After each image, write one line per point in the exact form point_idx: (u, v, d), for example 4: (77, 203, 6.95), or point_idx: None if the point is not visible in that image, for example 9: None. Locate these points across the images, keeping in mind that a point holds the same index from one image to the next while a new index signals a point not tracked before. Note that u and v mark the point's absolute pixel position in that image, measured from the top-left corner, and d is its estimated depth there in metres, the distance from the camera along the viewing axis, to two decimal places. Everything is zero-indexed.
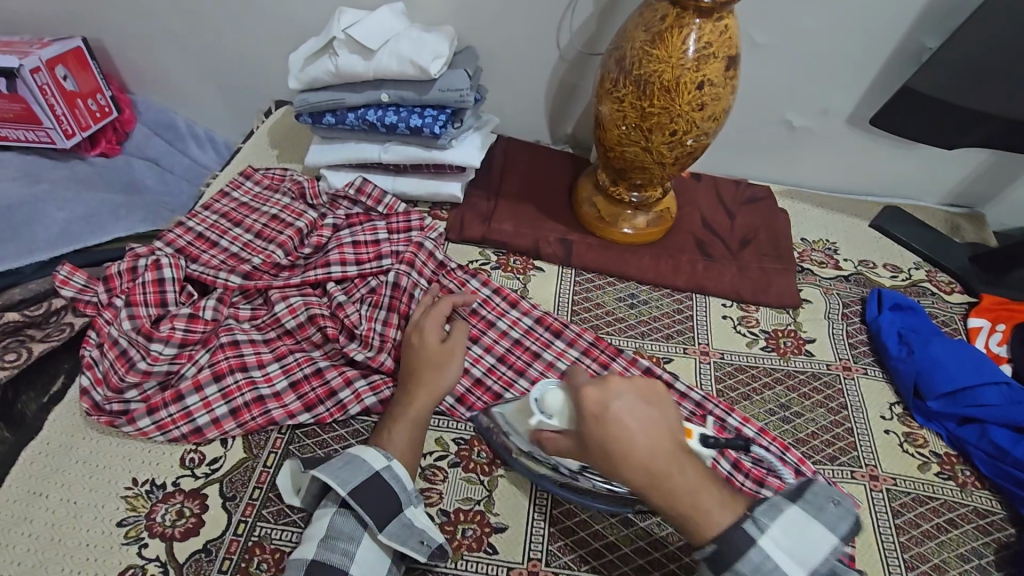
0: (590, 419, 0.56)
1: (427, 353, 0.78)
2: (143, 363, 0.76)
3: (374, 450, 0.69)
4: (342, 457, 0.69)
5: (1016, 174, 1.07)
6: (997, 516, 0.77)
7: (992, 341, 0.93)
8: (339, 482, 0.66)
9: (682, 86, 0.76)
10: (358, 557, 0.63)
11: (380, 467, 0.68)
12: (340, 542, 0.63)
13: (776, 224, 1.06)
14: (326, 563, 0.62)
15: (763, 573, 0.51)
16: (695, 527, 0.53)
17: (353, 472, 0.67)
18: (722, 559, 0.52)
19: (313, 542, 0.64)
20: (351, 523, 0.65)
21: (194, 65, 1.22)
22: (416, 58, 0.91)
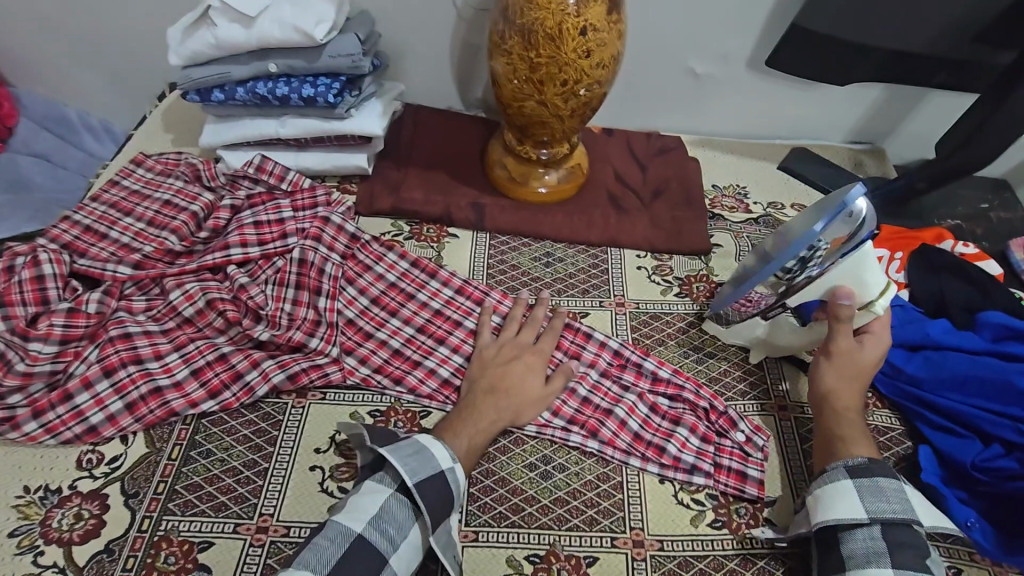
0: (873, 347, 0.74)
1: (529, 389, 0.77)
2: (22, 365, 0.72)
3: (447, 449, 0.65)
4: (411, 441, 0.65)
5: (909, 107, 1.11)
6: (896, 432, 0.81)
7: (891, 268, 0.96)
8: (408, 471, 0.62)
9: (566, 33, 0.75)
10: (402, 549, 0.60)
11: (446, 467, 0.64)
12: (389, 527, 0.60)
13: (689, 172, 1.07)
14: (369, 544, 0.58)
15: (896, 494, 0.64)
16: (858, 446, 0.69)
17: (422, 463, 0.63)
18: (866, 468, 0.65)
19: (363, 514, 0.60)
20: (406, 511, 0.62)
21: (73, 50, 1.13)
22: (299, 24, 0.86)
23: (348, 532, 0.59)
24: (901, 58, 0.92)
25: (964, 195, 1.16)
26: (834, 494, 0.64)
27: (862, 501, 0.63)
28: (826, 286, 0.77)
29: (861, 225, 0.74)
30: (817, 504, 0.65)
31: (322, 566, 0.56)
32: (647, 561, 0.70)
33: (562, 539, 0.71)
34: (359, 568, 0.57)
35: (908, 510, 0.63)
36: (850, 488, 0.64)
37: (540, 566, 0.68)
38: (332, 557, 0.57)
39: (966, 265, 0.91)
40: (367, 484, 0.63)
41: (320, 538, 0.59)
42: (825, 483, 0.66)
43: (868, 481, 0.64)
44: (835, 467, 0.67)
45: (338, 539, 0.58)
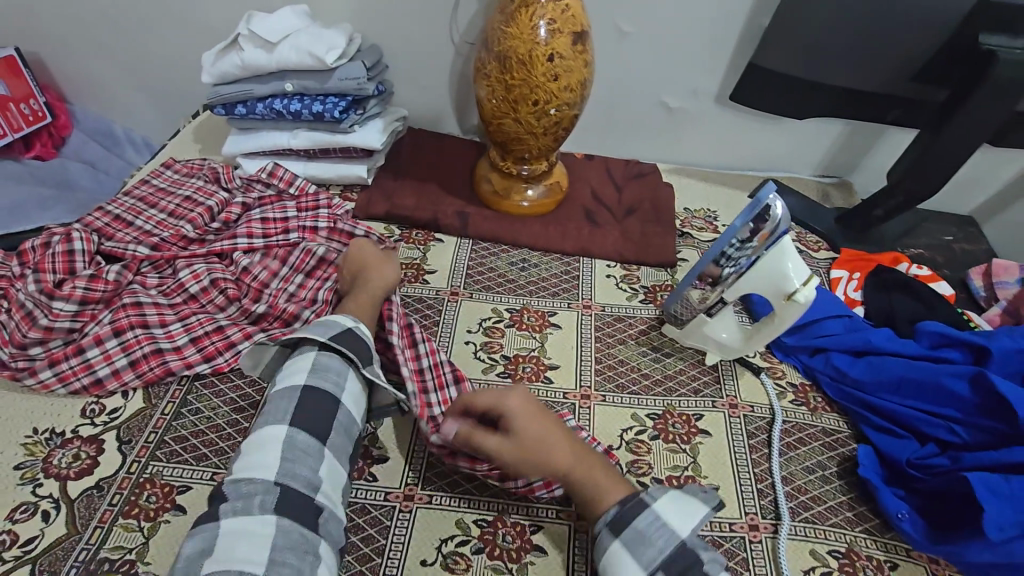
0: (518, 420, 0.72)
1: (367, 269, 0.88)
2: (45, 320, 0.82)
3: (351, 315, 0.79)
4: (322, 320, 0.77)
5: (871, 143, 1.19)
6: (843, 434, 0.85)
7: (848, 287, 1.02)
8: (319, 333, 0.74)
9: (536, 60, 0.87)
10: (348, 389, 0.72)
11: (353, 323, 0.77)
12: (331, 376, 0.72)
13: (661, 195, 1.16)
14: (320, 388, 0.70)
15: (657, 528, 0.64)
16: (605, 492, 0.69)
17: (330, 326, 0.76)
18: (621, 518, 0.66)
19: (303, 371, 0.71)
20: (340, 363, 0.74)
21: (125, 73, 1.30)
22: (313, 50, 1.01)
23: (294, 388, 0.70)
24: (850, 94, 1.01)
25: (930, 227, 1.21)
26: (615, 560, 0.64)
27: (632, 550, 0.64)
28: (753, 280, 0.78)
29: (777, 219, 0.73)
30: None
31: (284, 415, 0.67)
32: (589, 533, 0.74)
33: (509, 507, 0.76)
34: (316, 409, 0.68)
35: (671, 535, 0.64)
36: (619, 551, 0.64)
37: (487, 529, 0.73)
38: (289, 408, 0.68)
39: (915, 284, 0.97)
40: (298, 354, 0.74)
41: (272, 405, 0.69)
42: (601, 556, 0.65)
43: (629, 531, 0.65)
44: (601, 533, 0.66)
45: (287, 399, 0.69)
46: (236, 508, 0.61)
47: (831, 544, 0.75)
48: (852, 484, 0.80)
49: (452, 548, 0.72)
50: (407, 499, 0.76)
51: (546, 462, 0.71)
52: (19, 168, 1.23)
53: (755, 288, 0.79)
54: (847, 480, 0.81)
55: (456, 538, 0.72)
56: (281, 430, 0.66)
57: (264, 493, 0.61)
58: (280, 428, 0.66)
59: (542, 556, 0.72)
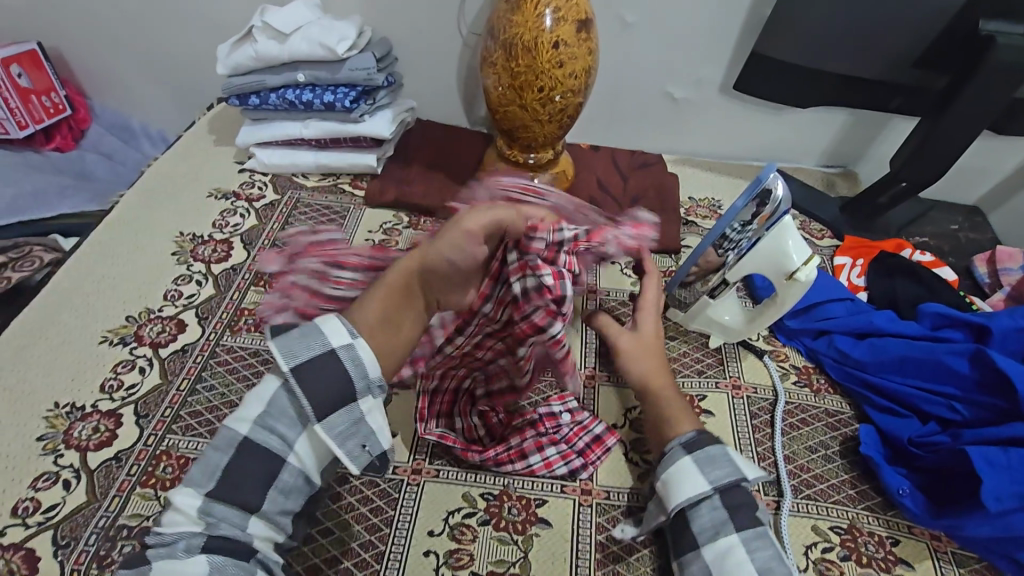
0: (649, 317, 0.80)
1: (460, 227, 0.69)
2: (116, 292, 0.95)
3: (348, 325, 0.64)
4: (308, 326, 0.63)
5: (875, 133, 1.20)
6: (846, 415, 0.86)
7: (852, 273, 1.03)
8: (286, 357, 0.60)
9: (541, 47, 0.89)
10: (298, 445, 0.61)
11: (340, 344, 0.62)
12: (280, 424, 0.60)
13: (666, 183, 1.17)
14: (262, 444, 0.59)
15: (728, 459, 0.66)
16: (682, 420, 0.71)
17: (307, 346, 0.61)
18: (697, 441, 0.68)
19: (250, 414, 0.60)
20: (295, 407, 0.61)
21: (143, 68, 1.34)
22: (325, 40, 1.03)
23: (233, 439, 0.59)
24: (851, 82, 1.02)
25: (935, 216, 1.22)
26: (677, 477, 0.66)
27: (701, 471, 0.65)
28: (754, 261, 0.79)
29: (778, 200, 0.75)
30: (666, 489, 0.66)
31: (206, 480, 0.58)
32: (592, 507, 0.75)
33: (514, 482, 0.77)
34: (253, 467, 0.59)
35: (739, 470, 0.65)
36: (688, 464, 0.66)
37: (493, 502, 0.75)
38: (218, 467, 0.59)
39: (919, 269, 0.97)
40: (261, 382, 0.62)
41: (210, 449, 0.60)
42: (667, 465, 0.67)
43: (701, 453, 0.66)
44: (672, 450, 0.68)
45: (224, 450, 0.59)
46: (159, 554, 0.56)
47: (833, 521, 0.75)
48: (854, 463, 0.81)
49: (458, 519, 0.73)
50: (414, 473, 0.77)
51: (643, 366, 0.76)
52: (40, 159, 1.26)
53: (757, 269, 0.80)
54: (849, 459, 0.82)
55: (461, 510, 0.74)
56: (194, 497, 0.58)
57: (185, 543, 0.56)
58: (195, 493, 0.58)
59: (547, 528, 0.73)
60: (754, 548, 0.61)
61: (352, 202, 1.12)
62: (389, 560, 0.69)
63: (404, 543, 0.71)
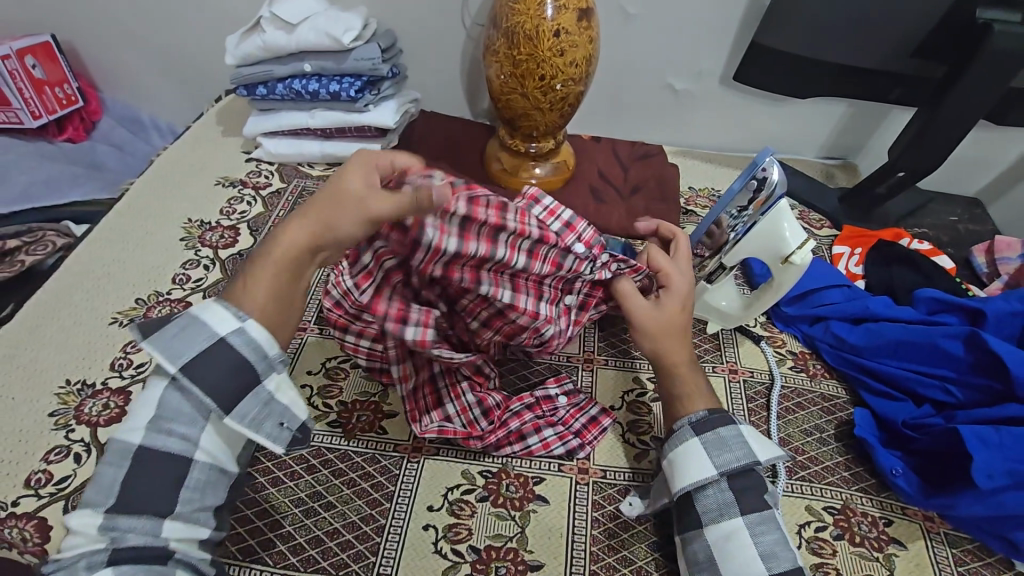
0: (675, 295, 0.78)
1: (339, 183, 0.63)
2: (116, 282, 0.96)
3: (232, 310, 0.59)
4: (183, 317, 0.59)
5: (874, 125, 1.21)
6: (842, 399, 0.87)
7: (850, 262, 1.03)
8: (167, 356, 0.57)
9: (542, 35, 0.90)
10: (202, 442, 0.58)
11: (228, 331, 0.58)
12: (177, 426, 0.57)
13: (666, 173, 1.18)
14: (159, 449, 0.56)
15: (738, 441, 0.67)
16: (697, 399, 0.73)
17: (189, 341, 0.57)
18: (708, 421, 0.69)
19: (139, 422, 0.56)
20: (189, 404, 0.58)
21: (153, 61, 1.36)
22: (331, 31, 1.06)
23: (127, 450, 0.56)
24: (850, 72, 1.03)
25: (934, 208, 1.22)
26: (685, 456, 0.67)
27: (709, 452, 0.66)
28: (749, 246, 0.80)
29: (772, 184, 0.77)
30: (673, 470, 0.68)
31: (104, 498, 0.55)
32: (589, 485, 0.77)
33: (513, 460, 0.79)
34: (151, 475, 0.56)
35: (749, 453, 0.66)
36: (696, 445, 0.67)
37: (491, 480, 0.76)
38: (115, 481, 0.55)
39: (917, 257, 0.98)
40: (145, 387, 0.58)
41: (101, 466, 0.56)
42: (676, 445, 0.68)
43: (711, 435, 0.67)
44: (681, 428, 0.70)
45: (117, 464, 0.55)
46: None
47: (827, 501, 0.76)
48: (850, 445, 0.82)
49: (457, 496, 0.75)
50: (415, 451, 0.79)
51: (662, 343, 0.76)
52: (52, 150, 1.29)
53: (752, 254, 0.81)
54: (845, 442, 0.83)
55: (461, 487, 0.76)
56: (93, 515, 0.54)
57: (87, 560, 0.53)
58: (95, 511, 0.54)
59: (544, 505, 0.75)
60: (758, 531, 0.62)
61: None
62: (389, 533, 0.71)
63: (404, 517, 0.72)
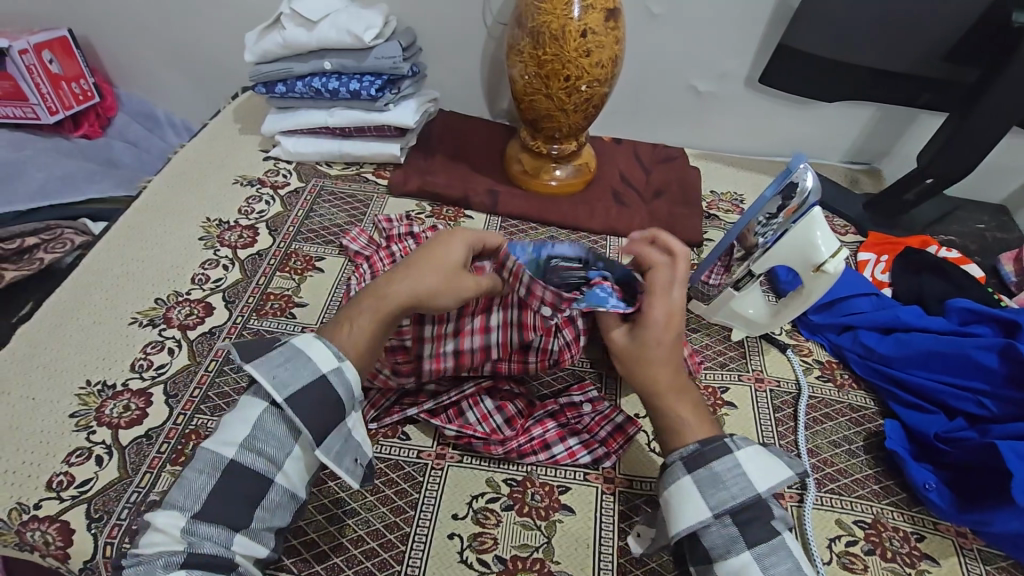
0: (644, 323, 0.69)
1: (441, 252, 0.70)
2: (135, 281, 0.95)
3: (334, 350, 0.63)
4: (286, 348, 0.63)
5: (901, 130, 1.19)
6: (870, 410, 0.86)
7: (876, 270, 1.02)
8: (275, 381, 0.60)
9: (569, 35, 0.89)
10: (287, 467, 0.60)
11: (328, 369, 0.62)
12: (268, 448, 0.59)
13: (689, 177, 1.17)
14: (248, 467, 0.58)
15: (734, 475, 0.60)
16: (688, 431, 0.64)
17: (295, 373, 0.61)
18: (700, 454, 0.61)
19: (234, 439, 0.58)
20: (283, 428, 0.60)
21: (170, 57, 1.35)
22: (352, 29, 1.04)
23: (218, 462, 0.57)
24: (880, 75, 1.01)
25: (960, 215, 1.20)
26: (679, 496, 0.60)
27: (702, 490, 0.60)
28: (778, 254, 0.79)
29: (806, 192, 0.75)
30: (668, 509, 0.61)
31: (191, 503, 0.56)
32: (616, 495, 0.76)
33: (538, 469, 0.78)
34: (235, 488, 0.57)
35: (748, 486, 0.59)
36: (688, 485, 0.60)
37: (516, 488, 0.75)
38: (201, 491, 0.56)
39: (946, 265, 0.97)
40: (243, 406, 0.61)
41: (189, 471, 0.58)
42: (667, 484, 0.62)
43: (703, 472, 0.60)
44: (672, 464, 0.63)
45: (207, 471, 0.57)
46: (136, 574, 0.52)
47: (857, 515, 0.75)
48: (879, 458, 0.81)
49: (482, 504, 0.74)
50: (440, 458, 0.78)
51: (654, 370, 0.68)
52: (68, 145, 1.27)
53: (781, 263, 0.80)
54: (874, 455, 0.81)
55: (486, 495, 0.75)
56: (179, 517, 0.55)
57: (164, 560, 0.53)
58: (180, 513, 0.55)
59: (570, 515, 0.74)
60: (769, 565, 0.57)
61: (375, 191, 1.13)
62: (414, 541, 0.70)
63: (429, 526, 0.71)
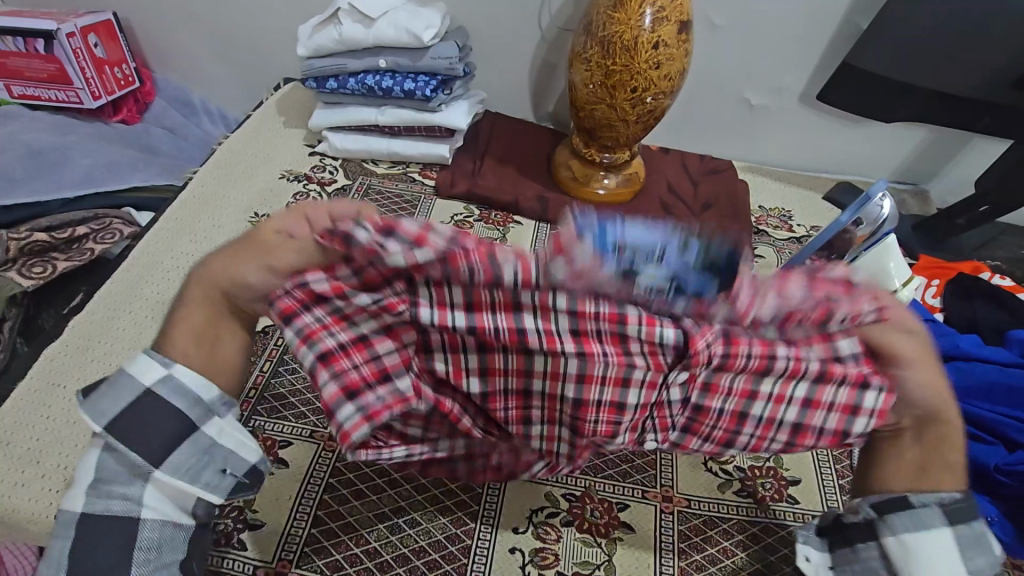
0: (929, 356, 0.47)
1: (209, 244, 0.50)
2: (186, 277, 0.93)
3: (156, 356, 0.47)
4: (112, 375, 0.48)
5: (952, 152, 1.18)
6: None
7: (926, 294, 1.01)
8: (95, 415, 0.47)
9: (640, 46, 0.88)
10: (151, 502, 0.47)
11: (153, 383, 0.47)
12: (118, 492, 0.47)
13: (737, 191, 1.16)
14: (105, 515, 0.46)
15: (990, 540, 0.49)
16: (944, 473, 0.50)
17: (117, 398, 0.47)
18: (962, 507, 0.48)
19: (81, 488, 0.47)
20: (124, 467, 0.47)
21: (212, 45, 1.33)
22: (412, 28, 1.03)
23: (69, 521, 0.46)
24: (944, 98, 1.00)
25: (1007, 240, 1.19)
26: (928, 547, 0.47)
27: (959, 549, 0.47)
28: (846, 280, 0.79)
29: (880, 220, 0.75)
30: (906, 559, 0.48)
31: (56, 572, 0.46)
32: (674, 514, 0.75)
33: (597, 484, 0.77)
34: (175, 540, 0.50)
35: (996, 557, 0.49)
36: (946, 537, 0.47)
37: (575, 504, 0.75)
38: (62, 556, 0.46)
39: (1001, 293, 0.96)
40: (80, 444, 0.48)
41: (54, 538, 0.47)
42: (918, 529, 0.48)
43: (969, 531, 0.48)
44: (925, 505, 0.48)
45: (61, 535, 0.47)
46: None
47: None
48: None
49: (542, 518, 0.73)
50: None
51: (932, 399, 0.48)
52: (108, 131, 1.25)
53: None
54: None
55: (545, 510, 0.74)
56: None
57: None
58: None
59: (630, 533, 0.73)
60: None
61: (423, 191, 1.11)
62: (475, 554, 0.70)
63: (490, 539, 0.71)
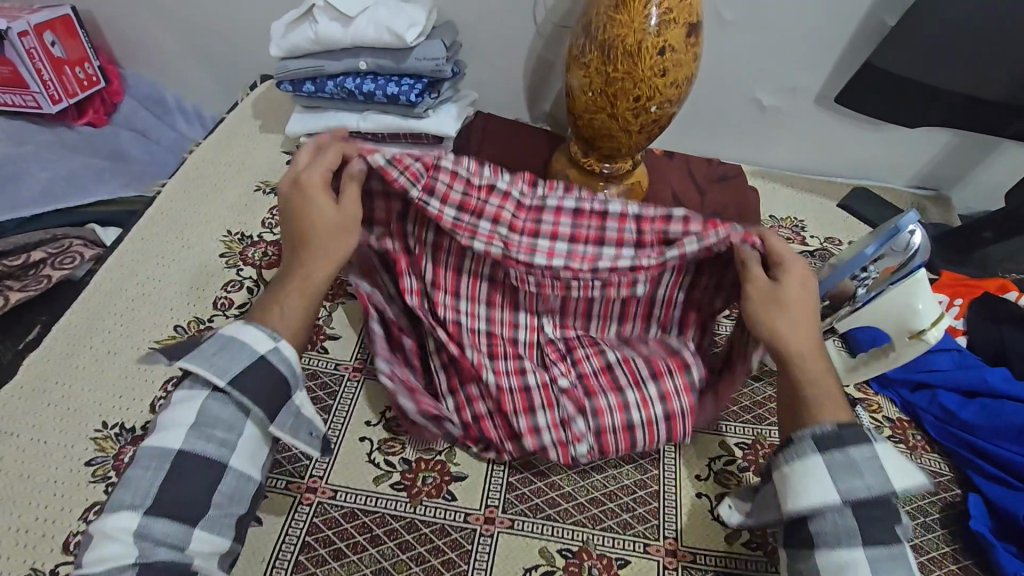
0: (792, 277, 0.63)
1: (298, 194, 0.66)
2: (152, 306, 0.86)
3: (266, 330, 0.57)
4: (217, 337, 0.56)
5: (978, 157, 1.10)
6: (945, 478, 0.79)
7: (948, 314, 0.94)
8: (215, 369, 0.54)
9: (645, 51, 0.79)
10: (241, 447, 0.55)
11: (266, 350, 0.56)
12: (219, 432, 0.54)
13: (748, 201, 1.08)
14: (197, 455, 0.52)
15: (870, 463, 0.55)
16: (829, 410, 0.58)
17: (231, 359, 0.55)
18: (835, 437, 0.56)
19: (178, 429, 0.53)
20: (231, 411, 0.55)
21: (182, 40, 1.24)
22: (393, 25, 0.93)
23: (164, 456, 0.52)
24: (974, 104, 0.91)
25: None
26: (801, 473, 0.56)
27: (832, 475, 0.54)
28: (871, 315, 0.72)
29: (912, 251, 0.67)
30: (784, 483, 0.57)
31: (142, 500, 0.50)
32: (679, 572, 0.68)
33: (595, 538, 0.71)
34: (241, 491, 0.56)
35: (887, 482, 0.54)
36: (817, 462, 0.55)
37: (571, 560, 0.69)
38: (148, 488, 0.51)
39: None
40: (183, 390, 0.55)
41: (133, 470, 0.52)
42: (791, 457, 0.57)
43: (840, 456, 0.55)
44: (802, 438, 0.57)
45: (153, 468, 0.52)
46: None
47: None
48: (957, 534, 0.74)
49: None
50: (488, 523, 0.71)
51: (801, 336, 0.61)
52: (72, 137, 1.17)
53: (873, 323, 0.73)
54: (950, 529, 0.75)
55: (540, 568, 0.68)
56: (132, 517, 0.49)
57: None
58: (132, 514, 0.50)
59: None
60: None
61: None
62: None
63: None
